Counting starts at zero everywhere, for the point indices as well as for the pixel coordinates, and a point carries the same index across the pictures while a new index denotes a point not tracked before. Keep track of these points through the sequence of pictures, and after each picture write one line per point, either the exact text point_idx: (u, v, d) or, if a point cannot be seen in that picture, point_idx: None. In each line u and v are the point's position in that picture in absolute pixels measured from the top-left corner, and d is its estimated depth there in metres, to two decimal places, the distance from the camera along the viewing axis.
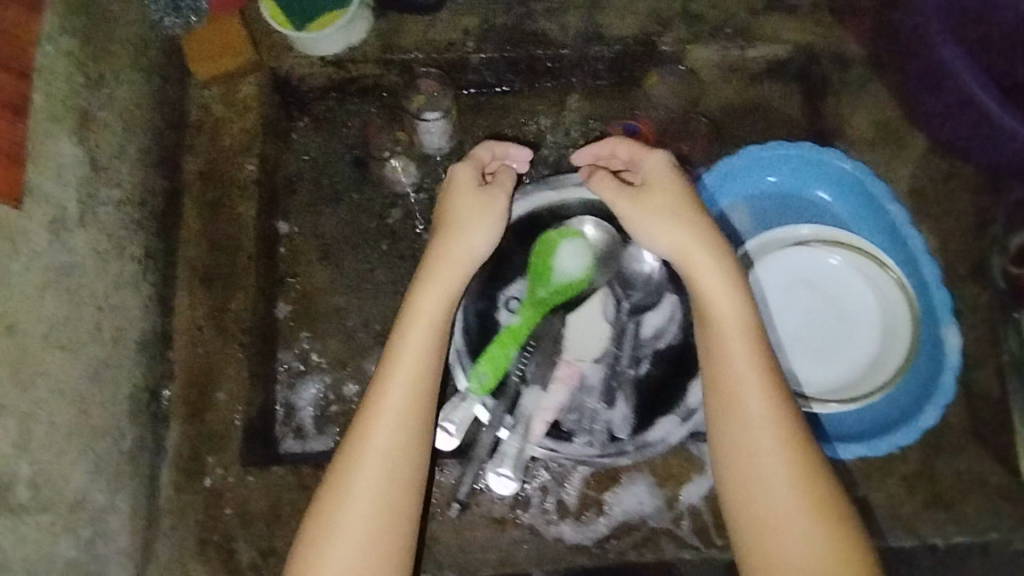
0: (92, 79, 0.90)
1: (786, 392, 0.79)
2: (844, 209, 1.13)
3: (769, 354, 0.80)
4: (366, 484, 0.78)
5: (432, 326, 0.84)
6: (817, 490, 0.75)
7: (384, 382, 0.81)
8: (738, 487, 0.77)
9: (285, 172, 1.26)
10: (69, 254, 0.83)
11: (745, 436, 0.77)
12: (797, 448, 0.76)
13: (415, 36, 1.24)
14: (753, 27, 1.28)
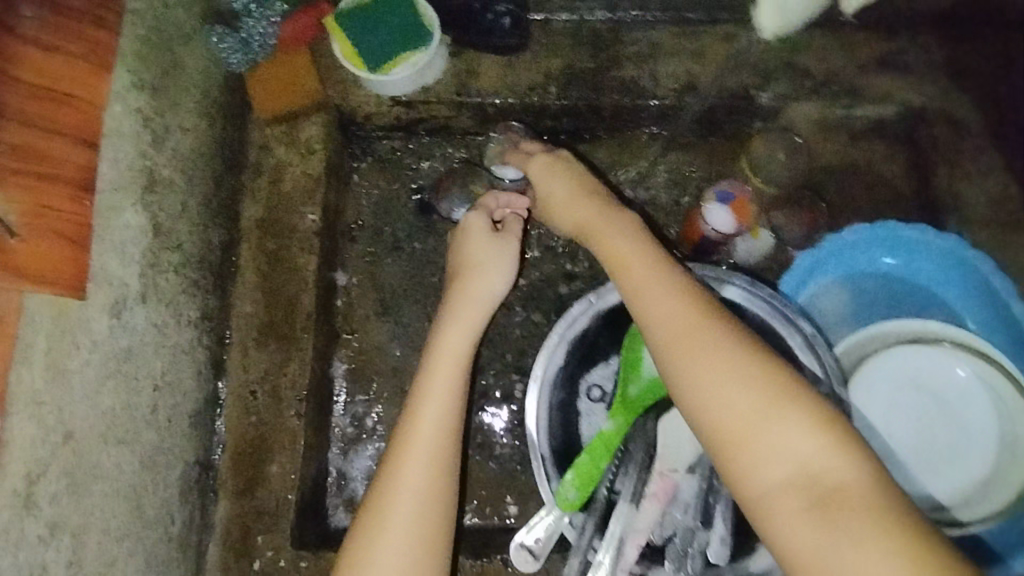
0: (156, 135, 0.81)
1: (738, 342, 0.66)
2: (954, 299, 1.06)
3: (703, 311, 0.69)
4: (395, 542, 0.72)
5: (456, 365, 0.81)
6: (818, 431, 0.60)
7: (409, 429, 0.77)
8: (746, 475, 0.61)
9: (345, 218, 1.17)
10: (128, 337, 0.76)
11: (719, 384, 0.64)
12: (781, 398, 0.62)
13: (494, 80, 1.13)
14: (863, 84, 1.15)
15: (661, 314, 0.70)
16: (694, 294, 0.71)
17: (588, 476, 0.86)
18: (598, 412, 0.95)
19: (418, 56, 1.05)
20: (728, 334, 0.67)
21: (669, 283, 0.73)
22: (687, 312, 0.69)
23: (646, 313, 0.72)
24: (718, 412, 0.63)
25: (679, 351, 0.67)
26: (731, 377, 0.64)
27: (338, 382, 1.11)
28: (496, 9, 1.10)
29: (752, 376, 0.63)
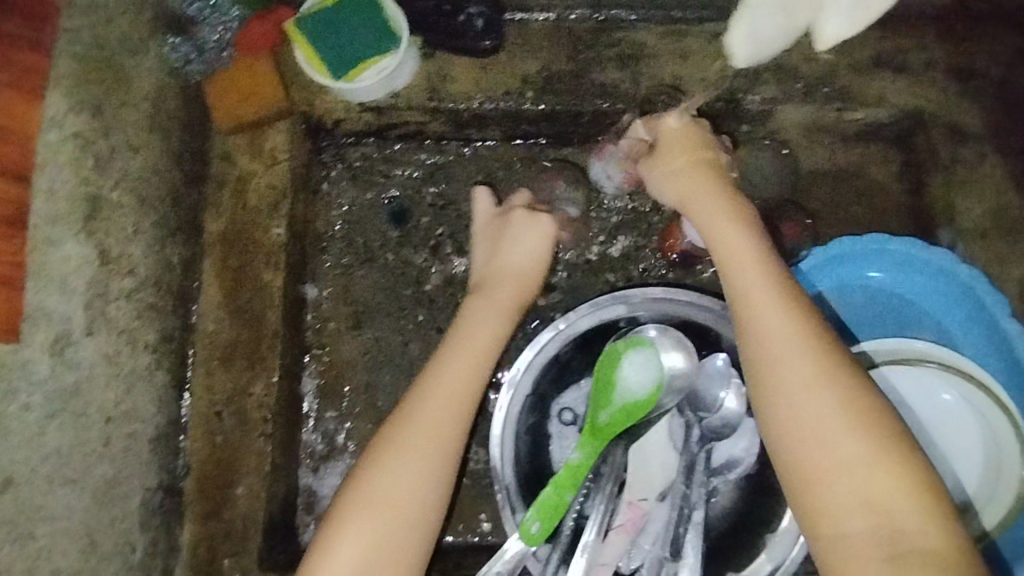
0: (100, 164, 0.81)
1: (849, 375, 0.68)
2: (953, 317, 0.99)
3: (819, 334, 0.71)
4: (407, 481, 0.76)
5: (484, 338, 0.86)
6: (900, 477, 0.62)
7: (434, 383, 0.82)
8: (811, 484, 0.65)
9: (313, 228, 1.09)
10: (73, 373, 0.77)
11: (814, 416, 0.66)
12: (881, 446, 0.64)
13: (468, 84, 1.07)
14: (857, 87, 1.08)
15: (765, 333, 0.71)
16: (808, 316, 0.72)
17: (555, 508, 0.82)
18: (569, 436, 0.92)
19: (385, 62, 1.00)
20: (837, 367, 0.68)
21: (780, 302, 0.73)
22: (795, 335, 0.70)
23: (750, 326, 0.73)
24: (809, 437, 0.66)
25: (778, 370, 0.69)
26: (836, 412, 0.66)
27: (308, 399, 1.06)
28: (467, 11, 1.05)
29: (861, 419, 0.65)
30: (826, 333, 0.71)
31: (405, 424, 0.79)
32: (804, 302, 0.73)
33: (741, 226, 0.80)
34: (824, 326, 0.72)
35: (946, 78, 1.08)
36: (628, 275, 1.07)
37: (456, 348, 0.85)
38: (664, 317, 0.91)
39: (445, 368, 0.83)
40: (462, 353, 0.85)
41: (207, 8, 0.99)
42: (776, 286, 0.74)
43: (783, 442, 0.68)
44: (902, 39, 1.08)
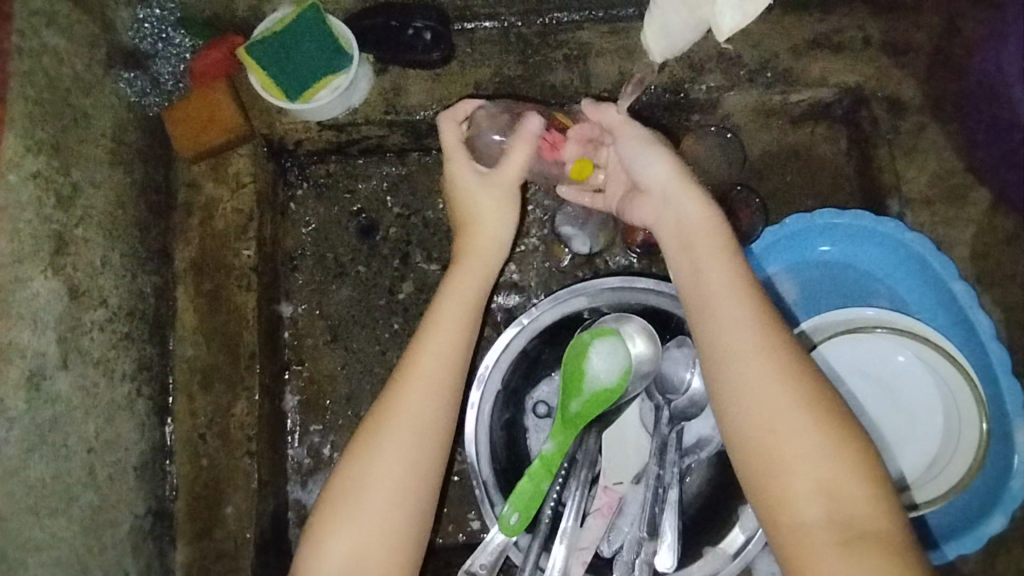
0: (58, 207, 0.83)
1: (800, 365, 0.69)
2: (902, 285, 1.02)
3: (772, 325, 0.71)
4: (397, 466, 0.74)
5: (472, 306, 0.83)
6: (846, 463, 0.66)
7: (431, 342, 0.79)
8: (772, 482, 0.67)
9: (285, 247, 1.13)
10: (51, 405, 0.80)
11: (777, 419, 0.67)
12: (832, 436, 0.67)
13: (423, 96, 1.07)
14: (797, 69, 1.08)
15: (728, 338, 0.70)
16: (769, 320, 0.71)
17: (531, 498, 0.82)
18: (545, 428, 0.96)
19: (339, 80, 1.01)
20: (796, 368, 0.69)
21: (741, 305, 0.72)
22: (756, 338, 0.70)
23: (709, 330, 0.72)
24: (769, 442, 0.67)
25: (740, 375, 0.69)
26: (796, 413, 0.67)
27: (291, 416, 1.10)
28: (413, 24, 1.04)
29: (820, 418, 0.67)
30: (782, 332, 0.71)
31: (393, 409, 0.76)
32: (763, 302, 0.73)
33: (715, 219, 0.76)
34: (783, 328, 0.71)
35: (886, 53, 1.08)
36: (594, 269, 1.10)
37: (441, 320, 0.80)
38: (630, 306, 0.93)
39: (432, 345, 0.79)
40: (441, 323, 0.80)
41: (159, 43, 1.02)
42: (734, 287, 0.73)
43: (743, 441, 0.68)
44: (839, 19, 1.08)
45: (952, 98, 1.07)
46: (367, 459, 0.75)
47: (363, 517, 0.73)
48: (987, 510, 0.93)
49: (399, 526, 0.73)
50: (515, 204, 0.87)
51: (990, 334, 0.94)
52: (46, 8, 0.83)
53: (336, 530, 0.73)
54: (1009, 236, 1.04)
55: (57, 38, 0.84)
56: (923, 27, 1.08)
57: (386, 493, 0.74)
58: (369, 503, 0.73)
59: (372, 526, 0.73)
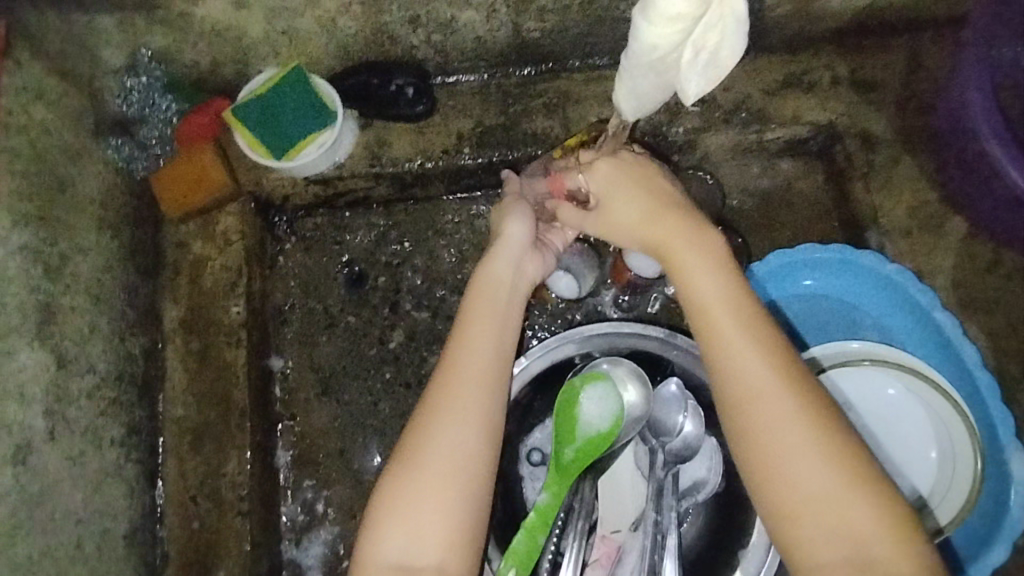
0: (42, 279, 0.84)
1: (813, 397, 0.67)
2: (887, 315, 1.04)
3: (782, 356, 0.69)
4: (449, 444, 0.71)
5: (513, 291, 0.81)
6: (866, 500, 0.64)
7: (473, 331, 0.77)
8: (786, 519, 0.65)
9: (274, 301, 1.13)
10: (37, 479, 0.80)
11: (791, 456, 0.65)
12: (850, 474, 0.65)
13: (407, 148, 1.08)
14: (771, 109, 1.11)
15: (735, 370, 0.69)
16: (777, 350, 0.69)
17: (528, 553, 0.82)
18: (540, 477, 0.95)
19: (324, 136, 1.02)
20: (805, 397, 0.67)
21: (748, 335, 0.70)
22: (764, 368, 0.68)
23: (718, 364, 0.70)
24: (782, 479, 0.66)
25: (750, 409, 0.67)
26: (806, 448, 0.65)
27: (283, 472, 1.09)
28: (396, 80, 1.04)
29: (832, 449, 0.65)
30: (788, 358, 0.70)
31: (442, 389, 0.73)
32: (772, 330, 0.71)
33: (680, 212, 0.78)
34: (793, 356, 0.70)
35: (854, 91, 1.11)
36: (583, 310, 1.11)
37: (482, 300, 0.79)
38: (619, 349, 0.94)
39: (478, 325, 0.77)
40: (483, 304, 0.79)
41: (145, 108, 1.01)
42: (739, 316, 0.71)
43: (756, 477, 0.67)
44: (806, 61, 1.12)
45: (921, 131, 1.10)
46: (419, 441, 0.71)
47: (415, 499, 0.69)
48: (990, 542, 0.92)
49: (453, 510, 0.69)
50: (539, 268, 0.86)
51: (976, 362, 0.95)
52: (32, 84, 0.86)
53: (389, 518, 0.69)
54: (987, 263, 1.05)
55: (44, 112, 0.87)
56: (887, 65, 1.12)
57: (439, 473, 0.70)
58: (422, 484, 0.69)
59: (426, 510, 0.69)
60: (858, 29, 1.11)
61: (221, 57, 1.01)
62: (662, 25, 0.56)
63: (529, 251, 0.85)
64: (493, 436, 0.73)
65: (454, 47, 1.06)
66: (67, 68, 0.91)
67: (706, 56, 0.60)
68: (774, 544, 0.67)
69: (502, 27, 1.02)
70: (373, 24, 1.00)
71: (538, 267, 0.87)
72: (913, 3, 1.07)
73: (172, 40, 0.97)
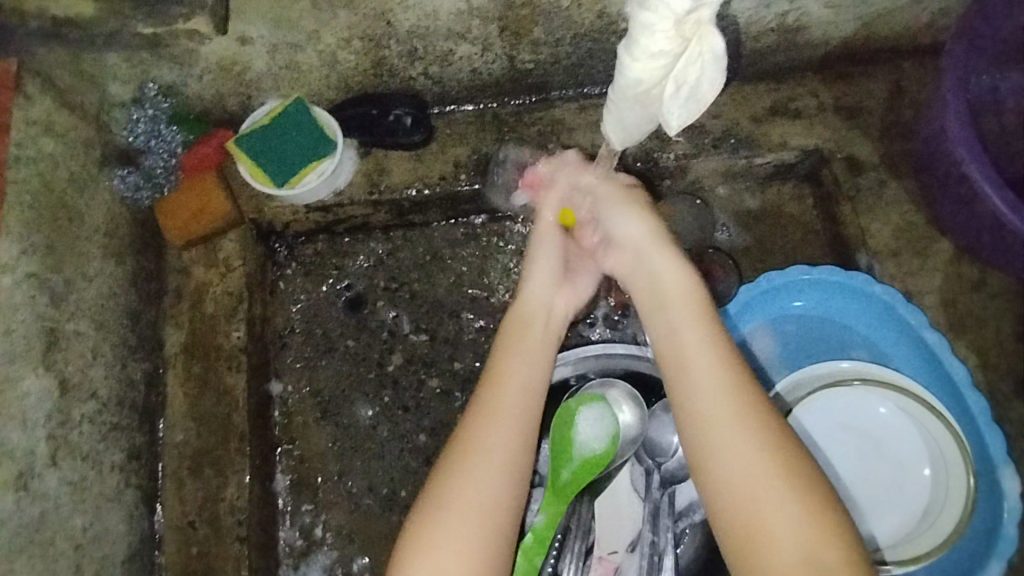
0: (49, 306, 0.86)
1: (758, 398, 0.71)
2: (877, 335, 1.05)
3: (734, 360, 0.73)
4: (491, 478, 0.72)
5: (547, 330, 0.84)
6: (801, 494, 0.66)
7: (514, 364, 0.79)
8: (727, 504, 0.67)
9: (274, 326, 1.15)
10: (38, 505, 0.81)
11: (727, 448, 0.68)
12: (783, 472, 0.66)
13: (405, 175, 1.11)
14: (758, 135, 1.14)
15: (702, 411, 0.70)
16: (723, 355, 0.73)
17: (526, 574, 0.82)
18: (537, 498, 0.95)
19: (324, 165, 1.05)
20: (748, 398, 0.70)
21: (717, 369, 0.72)
22: (733, 412, 0.69)
23: (685, 398, 0.72)
24: (721, 466, 0.68)
25: (714, 440, 0.69)
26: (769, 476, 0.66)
27: (281, 496, 1.09)
28: (394, 111, 1.08)
29: (785, 470, 0.67)
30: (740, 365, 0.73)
31: (478, 423, 0.75)
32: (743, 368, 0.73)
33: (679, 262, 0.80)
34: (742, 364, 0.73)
35: (838, 119, 1.14)
36: (579, 333, 1.12)
37: (514, 340, 0.82)
38: (613, 369, 0.96)
39: (511, 362, 0.80)
40: (517, 343, 0.81)
41: (150, 138, 1.04)
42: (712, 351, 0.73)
43: (722, 508, 0.68)
44: (792, 88, 1.16)
45: (906, 156, 1.13)
46: (457, 473, 0.72)
47: (453, 528, 0.70)
48: (983, 558, 0.93)
49: (487, 539, 0.70)
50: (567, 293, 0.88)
51: (965, 379, 0.96)
52: (42, 117, 0.88)
53: (425, 548, 0.69)
54: (974, 282, 1.08)
55: (53, 144, 0.90)
56: (870, 92, 1.15)
57: (475, 504, 0.71)
58: (462, 516, 0.70)
59: (460, 540, 0.69)
60: (841, 58, 1.15)
61: (225, 91, 1.05)
62: (644, 61, 0.60)
63: (559, 283, 0.87)
64: (528, 466, 0.75)
65: (450, 79, 1.09)
66: (76, 101, 0.94)
67: (687, 90, 0.62)
68: (715, 529, 0.69)
69: (498, 59, 1.05)
70: (373, 56, 1.03)
71: (570, 299, 0.87)
72: (894, 33, 1.11)
73: (179, 75, 1.00)
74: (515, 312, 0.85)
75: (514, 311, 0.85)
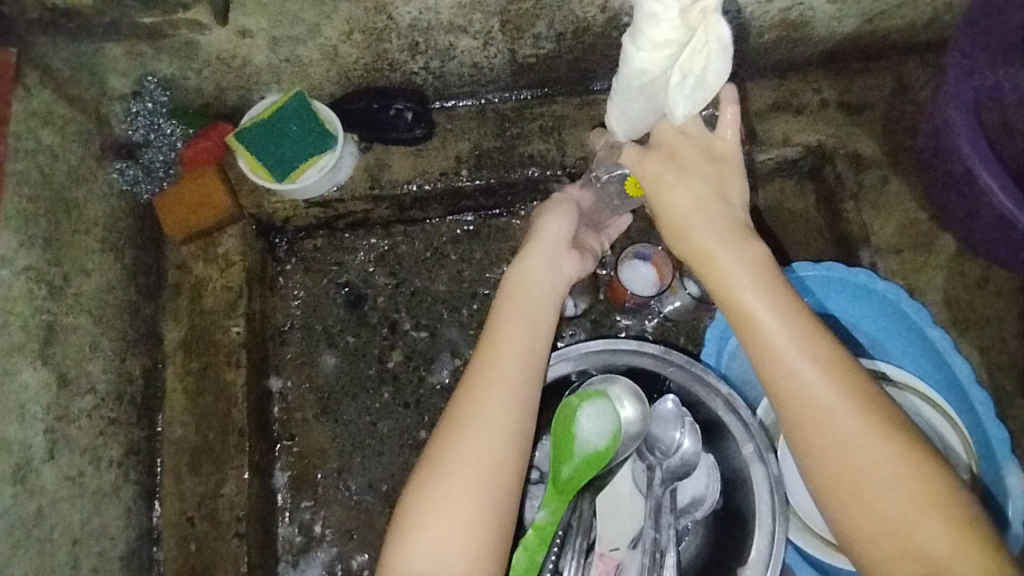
0: (48, 300, 0.86)
1: (863, 383, 0.66)
2: (879, 332, 1.05)
3: (829, 346, 0.68)
4: (483, 447, 0.71)
5: (548, 292, 0.82)
6: (925, 488, 0.62)
7: (512, 330, 0.78)
8: (843, 496, 0.63)
9: (274, 321, 1.14)
10: (36, 499, 0.81)
11: (841, 442, 0.64)
12: (904, 464, 0.63)
13: (407, 171, 1.10)
14: (761, 131, 1.13)
15: (806, 403, 0.65)
16: (818, 342, 0.68)
17: (527, 571, 0.81)
18: (538, 495, 0.94)
19: (324, 159, 1.04)
20: (852, 387, 0.66)
21: (824, 373, 0.66)
22: (840, 404, 0.65)
23: (796, 406, 0.66)
24: (833, 461, 0.64)
25: (824, 436, 0.65)
26: (922, 514, 0.61)
27: (281, 493, 1.09)
28: (395, 105, 1.08)
29: (906, 465, 0.63)
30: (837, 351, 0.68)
31: (473, 396, 0.74)
32: (864, 388, 0.66)
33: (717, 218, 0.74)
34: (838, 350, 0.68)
35: (841, 116, 1.14)
36: (580, 330, 1.12)
37: (516, 304, 0.80)
38: (615, 365, 0.95)
39: (511, 326, 0.78)
40: (517, 308, 0.79)
41: (150, 132, 1.02)
42: (828, 373, 0.66)
43: (834, 499, 0.64)
44: (795, 86, 1.15)
45: (910, 153, 1.12)
46: (449, 444, 0.72)
47: (442, 503, 0.70)
48: None
49: (474, 517, 0.69)
50: (574, 257, 0.86)
51: (970, 378, 0.95)
52: (41, 109, 0.88)
53: (417, 524, 0.70)
54: (978, 280, 1.07)
55: (51, 136, 0.89)
56: (873, 89, 1.15)
57: (465, 478, 0.70)
58: (453, 486, 0.70)
59: (450, 513, 0.69)
60: (844, 54, 1.15)
61: (226, 85, 1.04)
62: (649, 50, 0.59)
63: (568, 248, 0.86)
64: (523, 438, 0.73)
65: (452, 74, 1.09)
66: (75, 94, 0.94)
67: (693, 80, 0.62)
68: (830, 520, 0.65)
69: (499, 53, 1.05)
70: (374, 50, 1.02)
71: (575, 266, 0.85)
72: (897, 29, 1.11)
73: (179, 69, 0.99)
74: (516, 274, 0.82)
75: (516, 273, 0.82)
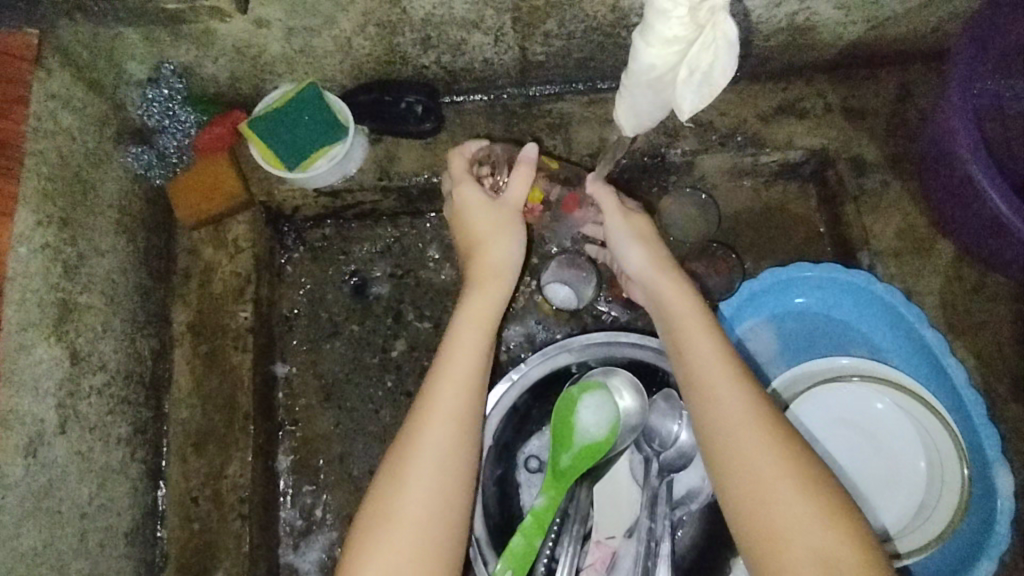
0: (62, 278, 0.87)
1: (762, 393, 0.74)
2: (877, 333, 1.06)
3: (738, 360, 0.76)
4: (435, 467, 0.74)
5: (493, 312, 0.84)
6: (818, 492, 0.68)
7: (456, 353, 0.80)
8: (746, 495, 0.69)
9: (280, 309, 1.16)
10: (47, 471, 0.82)
11: (741, 443, 0.71)
12: (799, 468, 0.69)
13: (415, 163, 1.12)
14: (765, 133, 1.15)
15: (716, 408, 0.73)
16: (728, 355, 0.76)
17: (525, 555, 0.82)
18: (537, 483, 0.98)
19: (335, 149, 1.06)
20: (753, 395, 0.73)
21: (732, 381, 0.74)
22: (742, 409, 0.72)
23: (706, 409, 0.74)
24: (735, 461, 0.71)
25: (731, 439, 0.71)
26: (819, 515, 0.67)
27: (283, 477, 1.11)
28: (405, 99, 1.09)
29: (801, 470, 0.69)
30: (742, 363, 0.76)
31: (421, 416, 0.77)
32: (787, 430, 0.72)
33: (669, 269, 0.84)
34: (743, 365, 0.76)
35: (843, 120, 1.15)
36: (581, 324, 1.14)
37: (461, 325, 0.82)
38: (612, 357, 0.97)
39: (455, 350, 0.80)
40: (463, 332, 0.81)
41: (164, 118, 1.05)
42: (735, 379, 0.74)
43: (737, 499, 0.70)
44: (800, 89, 1.17)
45: (912, 158, 1.14)
46: (402, 462, 0.75)
47: (391, 532, 0.71)
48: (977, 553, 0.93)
49: (427, 531, 0.72)
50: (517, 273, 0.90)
51: (963, 378, 0.96)
52: (61, 91, 0.89)
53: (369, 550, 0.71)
54: (973, 285, 1.09)
55: (70, 119, 0.91)
56: (876, 94, 1.17)
57: (414, 509, 0.72)
58: (406, 504, 0.73)
59: (397, 555, 0.71)
60: (848, 59, 1.16)
61: (241, 73, 1.06)
62: (658, 47, 0.61)
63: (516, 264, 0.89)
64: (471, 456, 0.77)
65: (463, 69, 1.10)
66: (94, 78, 0.96)
67: (700, 76, 0.64)
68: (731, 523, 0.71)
69: (510, 50, 1.07)
70: (387, 44, 1.04)
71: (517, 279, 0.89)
72: (902, 36, 1.12)
73: (196, 56, 1.01)
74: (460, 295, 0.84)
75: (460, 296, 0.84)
